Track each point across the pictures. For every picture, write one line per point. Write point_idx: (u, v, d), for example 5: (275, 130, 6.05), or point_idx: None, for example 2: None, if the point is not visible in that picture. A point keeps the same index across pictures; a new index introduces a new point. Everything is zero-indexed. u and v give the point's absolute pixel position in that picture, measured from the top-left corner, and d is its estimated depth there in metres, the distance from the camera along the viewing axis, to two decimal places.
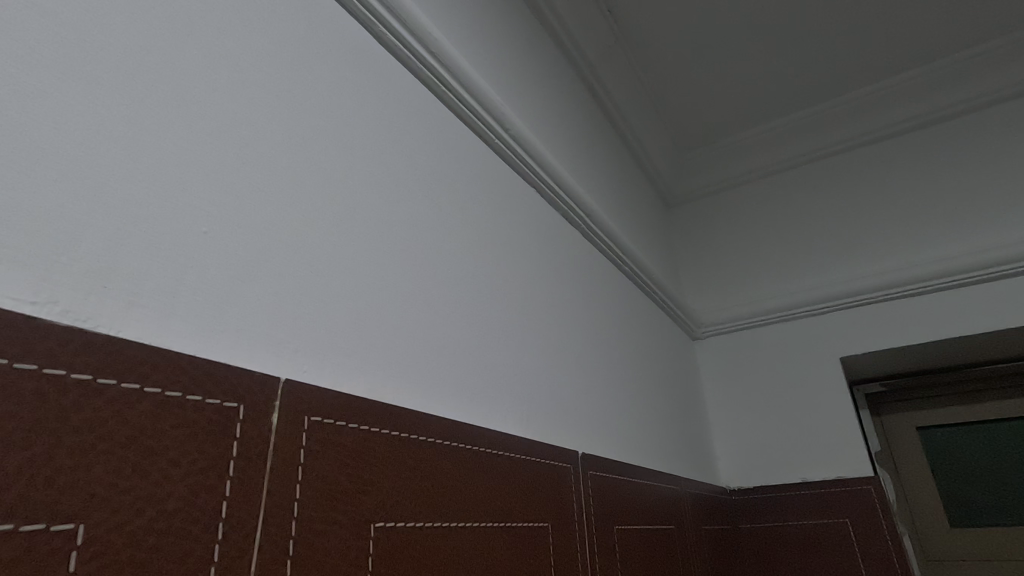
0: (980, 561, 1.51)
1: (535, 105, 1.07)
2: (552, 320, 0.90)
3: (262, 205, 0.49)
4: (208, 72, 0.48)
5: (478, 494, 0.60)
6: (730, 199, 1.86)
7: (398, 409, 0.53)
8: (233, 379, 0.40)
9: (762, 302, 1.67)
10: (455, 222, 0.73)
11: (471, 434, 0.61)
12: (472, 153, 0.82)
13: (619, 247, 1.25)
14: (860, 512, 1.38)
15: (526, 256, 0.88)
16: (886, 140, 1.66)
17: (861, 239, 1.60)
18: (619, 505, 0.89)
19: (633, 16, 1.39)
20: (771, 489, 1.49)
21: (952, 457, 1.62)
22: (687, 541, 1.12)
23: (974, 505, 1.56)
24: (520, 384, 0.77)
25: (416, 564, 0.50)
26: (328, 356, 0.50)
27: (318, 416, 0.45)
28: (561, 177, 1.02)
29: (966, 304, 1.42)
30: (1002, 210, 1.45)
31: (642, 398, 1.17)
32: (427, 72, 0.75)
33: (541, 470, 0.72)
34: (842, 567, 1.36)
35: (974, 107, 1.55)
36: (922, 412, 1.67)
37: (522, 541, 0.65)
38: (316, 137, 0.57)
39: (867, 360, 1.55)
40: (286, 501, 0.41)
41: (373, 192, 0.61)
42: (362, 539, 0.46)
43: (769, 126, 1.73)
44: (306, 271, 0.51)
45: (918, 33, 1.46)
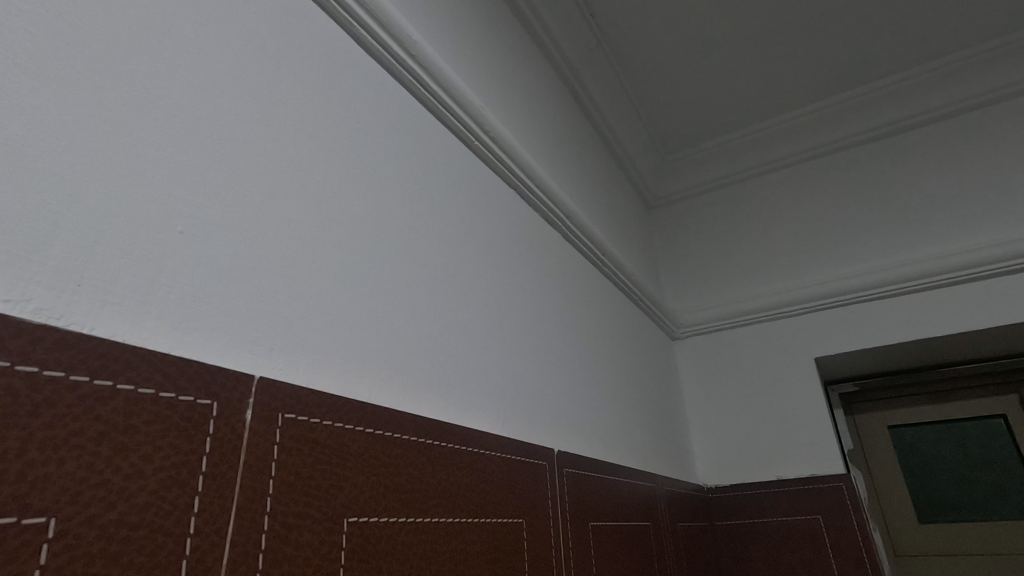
0: (945, 555, 1.56)
1: (514, 109, 1.08)
2: (530, 322, 0.92)
3: (238, 208, 0.49)
4: (185, 72, 0.49)
5: (457, 492, 0.62)
6: (710, 201, 1.89)
7: (373, 406, 0.54)
8: (208, 376, 0.41)
9: (741, 302, 1.70)
10: (434, 224, 0.75)
11: (445, 431, 0.62)
12: (452, 155, 0.83)
13: (599, 248, 1.27)
14: (834, 508, 1.41)
15: (504, 257, 0.90)
16: (862, 145, 1.70)
17: (838, 240, 1.64)
18: (594, 503, 0.91)
19: (614, 20, 1.42)
20: (745, 487, 1.53)
21: (922, 454, 1.67)
22: (662, 537, 1.14)
23: (941, 501, 1.61)
24: (497, 382, 0.78)
25: (389, 558, 0.51)
26: (304, 353, 0.51)
27: (293, 412, 0.46)
28: (540, 178, 1.04)
29: (934, 305, 1.46)
30: (971, 214, 1.49)
31: (619, 398, 1.18)
32: (408, 76, 0.76)
33: (517, 467, 0.74)
34: (815, 562, 1.39)
35: (945, 115, 1.60)
36: (893, 411, 1.73)
37: (499, 538, 0.66)
38: (294, 138, 0.57)
39: (846, 362, 1.60)
40: (261, 496, 0.42)
41: (350, 194, 0.62)
42: (334, 533, 0.47)
43: (751, 130, 1.76)
44: (284, 271, 0.52)
45: (894, 41, 1.50)
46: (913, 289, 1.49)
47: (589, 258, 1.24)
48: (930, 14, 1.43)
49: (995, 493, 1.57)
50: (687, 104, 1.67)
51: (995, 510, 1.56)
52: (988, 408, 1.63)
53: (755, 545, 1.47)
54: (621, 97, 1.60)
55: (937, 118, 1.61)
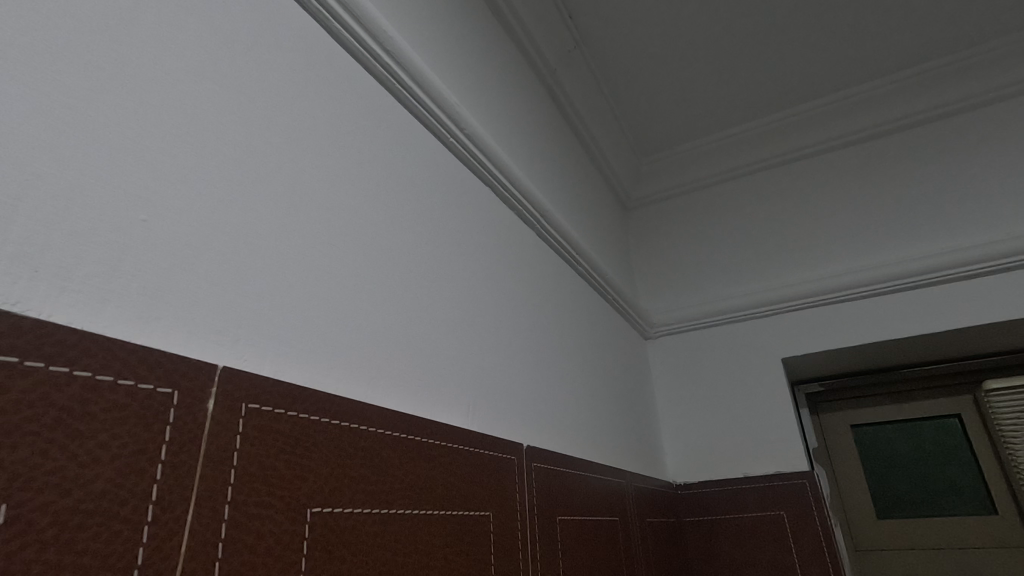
0: (902, 549, 1.62)
1: (489, 107, 1.09)
2: (502, 318, 0.93)
3: (204, 196, 0.49)
4: (152, 60, 0.48)
5: (424, 483, 0.63)
6: (685, 203, 1.92)
7: (339, 398, 0.54)
8: (170, 365, 0.40)
9: (711, 303, 1.74)
10: (406, 219, 0.75)
11: (414, 425, 0.63)
12: (426, 151, 0.84)
13: (573, 246, 1.28)
14: (798, 505, 1.45)
15: (476, 252, 0.91)
16: (829, 152, 1.75)
17: (804, 244, 1.69)
18: (562, 498, 0.93)
19: (592, 21, 1.43)
20: (712, 484, 1.57)
21: (882, 452, 1.72)
22: (630, 531, 1.16)
23: (900, 498, 1.67)
24: (466, 376, 0.79)
25: (353, 549, 0.52)
26: (270, 344, 0.51)
27: (257, 403, 0.46)
28: (514, 176, 1.05)
29: (895, 308, 1.52)
30: (930, 221, 1.55)
31: (589, 394, 1.20)
32: (384, 72, 0.77)
33: (486, 460, 0.75)
34: (778, 557, 1.44)
35: (908, 124, 1.66)
36: (856, 410, 1.78)
37: (465, 530, 0.67)
38: (263, 129, 0.57)
39: (811, 362, 1.65)
40: (221, 485, 0.42)
41: (320, 186, 0.62)
42: (297, 524, 0.47)
43: (724, 135, 1.80)
44: (249, 261, 0.52)
45: (861, 52, 1.55)
46: (876, 292, 1.54)
47: (563, 256, 1.26)
48: (896, 26, 1.48)
49: (950, 490, 1.63)
50: (662, 107, 1.70)
51: (949, 506, 1.62)
52: (945, 408, 1.69)
53: (721, 540, 1.51)
54: (598, 98, 1.62)
55: (903, 127, 1.66)
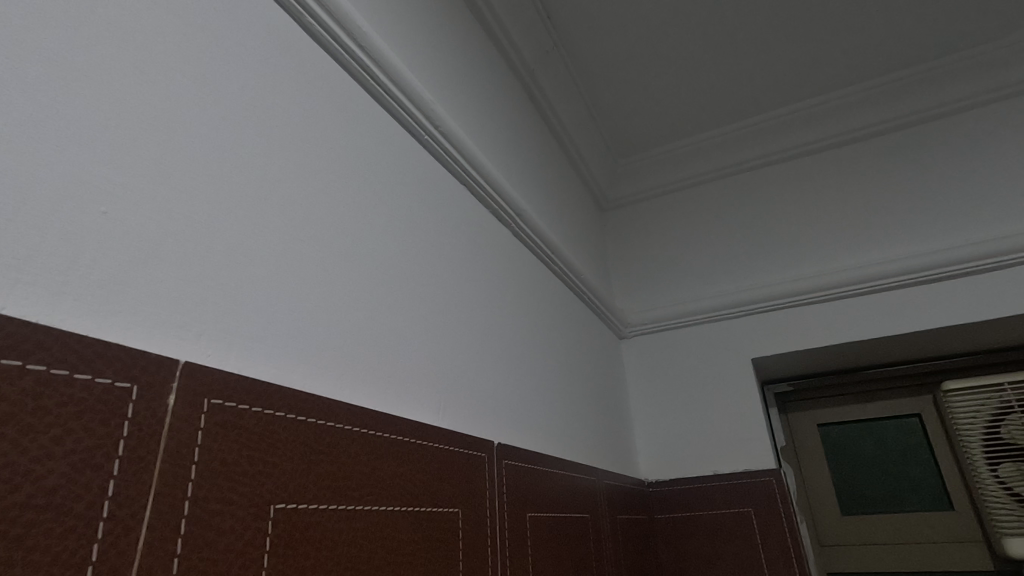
0: (864, 545, 1.67)
1: (467, 106, 1.09)
2: (475, 317, 0.93)
3: (167, 188, 0.49)
4: (116, 48, 0.48)
5: (393, 479, 0.63)
6: (661, 205, 1.95)
7: (307, 394, 0.54)
8: (129, 359, 0.40)
9: (684, 304, 1.77)
10: (378, 216, 0.75)
11: (382, 422, 0.63)
12: (400, 148, 0.84)
13: (548, 246, 1.30)
14: (765, 502, 1.49)
15: (450, 251, 0.91)
16: (799, 157, 1.79)
17: (774, 246, 1.73)
18: (533, 496, 0.94)
19: (570, 22, 1.45)
20: (683, 481, 1.60)
21: (847, 451, 1.77)
22: (601, 528, 1.18)
23: (863, 495, 1.72)
24: (438, 373, 0.79)
25: (318, 545, 0.52)
26: (235, 339, 0.51)
27: (219, 398, 0.46)
28: (489, 175, 1.06)
29: (861, 310, 1.56)
30: (895, 226, 1.61)
31: (563, 393, 1.22)
32: (356, 65, 0.76)
33: (457, 458, 0.75)
34: (746, 552, 1.47)
35: (875, 132, 1.71)
36: (822, 409, 1.83)
37: (435, 526, 0.68)
38: (232, 122, 0.57)
39: (779, 363, 1.69)
40: (182, 481, 0.41)
41: (291, 181, 0.62)
42: (260, 520, 0.47)
43: (699, 138, 1.83)
44: (214, 255, 0.51)
45: (831, 60, 1.59)
46: (843, 295, 1.58)
47: (538, 256, 1.27)
48: (865, 37, 1.52)
49: (910, 487, 1.69)
50: (639, 109, 1.73)
51: (909, 503, 1.67)
52: (906, 408, 1.75)
53: (690, 537, 1.54)
54: (575, 98, 1.63)
55: (871, 134, 1.71)
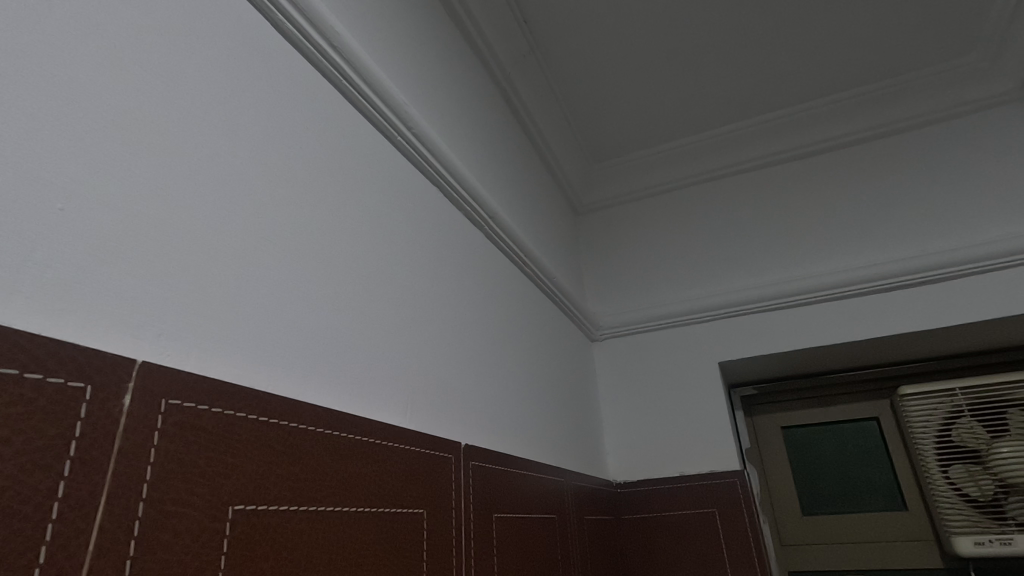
0: (822, 544, 1.73)
1: (441, 108, 1.10)
2: (446, 319, 0.94)
3: (128, 184, 0.48)
4: (77, 41, 0.47)
5: (356, 479, 0.63)
6: (634, 209, 1.98)
7: (269, 395, 0.54)
8: (84, 359, 0.39)
9: (654, 308, 1.80)
10: (347, 216, 0.75)
11: (346, 423, 0.63)
12: (372, 149, 0.84)
13: (521, 249, 1.31)
14: (729, 503, 1.53)
15: (421, 252, 0.92)
16: (767, 166, 1.84)
17: (742, 252, 1.77)
18: (499, 496, 0.94)
19: (546, 27, 1.46)
20: (651, 483, 1.63)
21: (809, 453, 1.83)
22: (567, 528, 1.19)
23: (822, 496, 1.77)
24: (406, 375, 0.79)
25: (277, 546, 0.51)
26: (195, 340, 0.50)
27: (178, 398, 0.46)
28: (462, 178, 1.06)
29: (822, 317, 1.61)
30: (856, 235, 1.66)
31: (533, 395, 1.23)
32: (329, 67, 0.76)
33: (424, 459, 0.76)
34: (709, 551, 1.51)
35: (839, 144, 1.76)
36: (785, 412, 1.88)
37: (399, 527, 0.68)
38: (198, 121, 0.56)
39: (744, 367, 1.73)
40: (137, 483, 0.41)
41: (257, 179, 0.62)
42: (218, 522, 0.46)
43: (672, 145, 1.87)
44: (174, 254, 0.50)
45: (799, 73, 1.63)
46: (806, 301, 1.63)
47: (511, 259, 1.28)
48: (830, 53, 1.57)
49: (867, 489, 1.75)
50: (613, 115, 1.75)
51: (866, 503, 1.73)
52: (865, 411, 1.81)
53: (656, 537, 1.57)
54: (550, 102, 1.65)
55: (836, 146, 1.77)
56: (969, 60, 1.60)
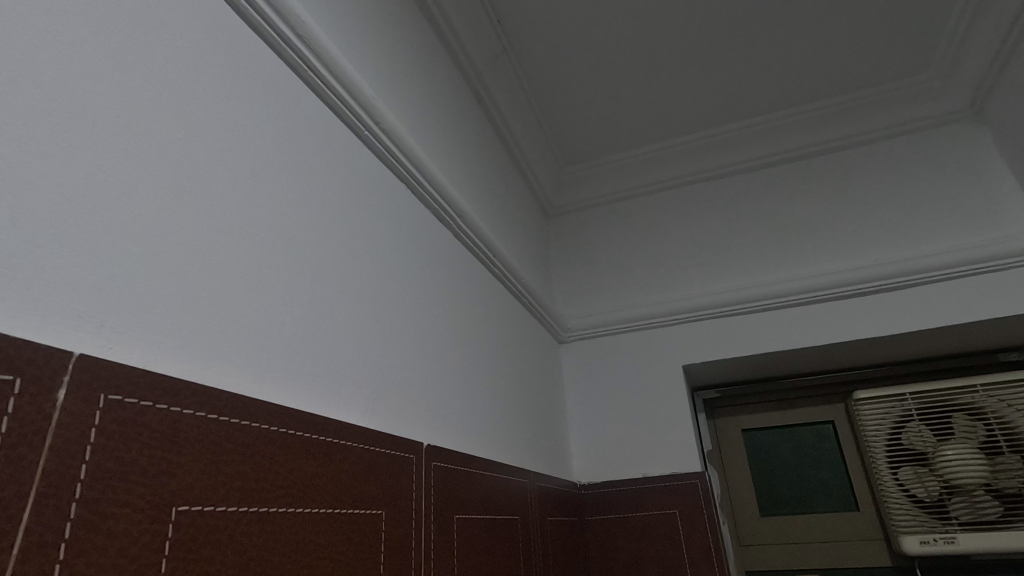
0: (778, 544, 1.77)
1: (411, 105, 1.09)
2: (411, 317, 0.93)
3: (69, 167, 0.45)
4: (17, 14, 0.44)
5: (311, 479, 0.61)
6: (604, 213, 2.00)
7: (219, 391, 0.52)
8: (15, 350, 0.37)
9: (620, 311, 1.82)
10: (310, 210, 0.73)
11: (302, 421, 0.61)
12: (337, 142, 0.82)
13: (490, 249, 1.31)
14: (690, 504, 1.55)
15: (386, 249, 0.90)
16: (733, 175, 1.88)
17: (708, 258, 1.81)
18: (461, 497, 0.94)
19: (519, 28, 1.46)
20: (614, 484, 1.64)
21: (767, 455, 1.87)
22: (530, 529, 1.19)
23: (779, 497, 1.82)
24: (368, 374, 0.78)
25: (223, 548, 0.49)
26: (140, 333, 0.48)
27: (119, 394, 0.43)
28: (431, 175, 1.05)
29: (782, 322, 1.66)
30: (815, 244, 1.71)
31: (499, 395, 1.23)
32: (295, 57, 0.75)
33: (384, 459, 0.74)
34: (670, 551, 1.53)
35: (802, 155, 1.81)
36: (746, 415, 1.93)
37: (356, 529, 0.66)
38: (149, 105, 0.54)
39: (707, 370, 1.76)
40: (69, 482, 0.39)
41: (212, 167, 0.59)
42: (160, 524, 0.44)
43: (641, 151, 1.89)
44: (119, 241, 0.48)
45: (765, 83, 1.67)
46: (766, 307, 1.67)
47: (479, 258, 1.27)
48: (795, 66, 1.61)
49: (822, 490, 1.80)
50: (584, 119, 1.76)
51: (820, 504, 1.78)
52: (821, 415, 1.86)
53: (618, 538, 1.58)
54: (522, 104, 1.65)
55: (799, 157, 1.82)
56: (923, 79, 1.66)
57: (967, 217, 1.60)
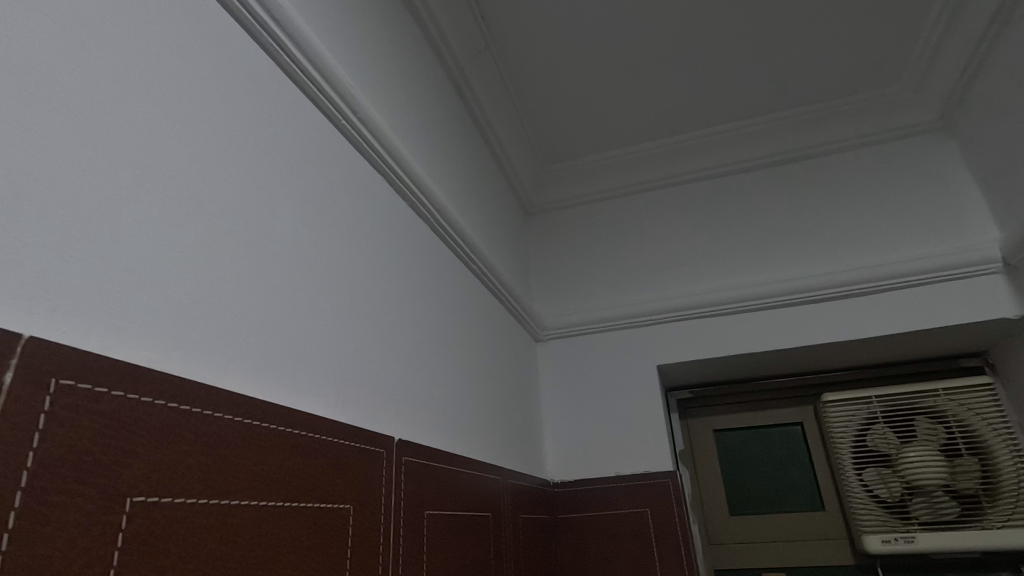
0: (747, 543, 1.80)
1: (391, 96, 1.07)
2: (386, 311, 0.92)
3: (23, 141, 0.43)
4: None
5: (277, 472, 0.60)
6: (583, 213, 2.00)
7: (181, 379, 0.50)
8: None
9: (598, 311, 1.83)
10: (283, 199, 0.72)
11: (269, 412, 0.60)
12: (313, 131, 0.81)
13: (468, 245, 1.30)
14: (661, 502, 1.57)
15: (362, 242, 0.89)
16: (711, 178, 1.90)
17: (685, 260, 1.83)
18: (433, 493, 0.93)
19: (502, 23, 1.45)
20: (587, 482, 1.65)
21: (738, 456, 1.90)
22: (501, 527, 1.19)
23: (748, 497, 1.85)
24: (340, 368, 0.76)
25: (181, 541, 0.48)
26: (98, 318, 0.46)
27: (71, 379, 0.42)
28: (411, 169, 1.04)
29: (755, 325, 1.68)
30: (790, 248, 1.74)
31: (474, 392, 1.22)
32: (268, 38, 0.73)
33: (353, 453, 0.73)
34: (640, 549, 1.55)
35: (778, 161, 1.84)
36: (718, 416, 1.96)
37: (323, 524, 0.65)
38: (113, 82, 0.52)
39: (681, 371, 1.78)
40: (13, 470, 0.37)
41: (179, 149, 0.58)
42: (114, 516, 0.43)
43: (622, 152, 1.90)
44: (76, 221, 0.46)
45: (744, 89, 1.69)
46: (741, 309, 1.70)
47: (457, 254, 1.26)
48: (773, 72, 1.64)
49: (789, 490, 1.83)
50: (566, 118, 1.76)
51: (787, 504, 1.82)
52: (791, 416, 1.90)
53: (590, 536, 1.59)
54: (504, 100, 1.65)
55: (775, 162, 1.84)
56: (895, 90, 1.71)
57: (935, 226, 1.64)
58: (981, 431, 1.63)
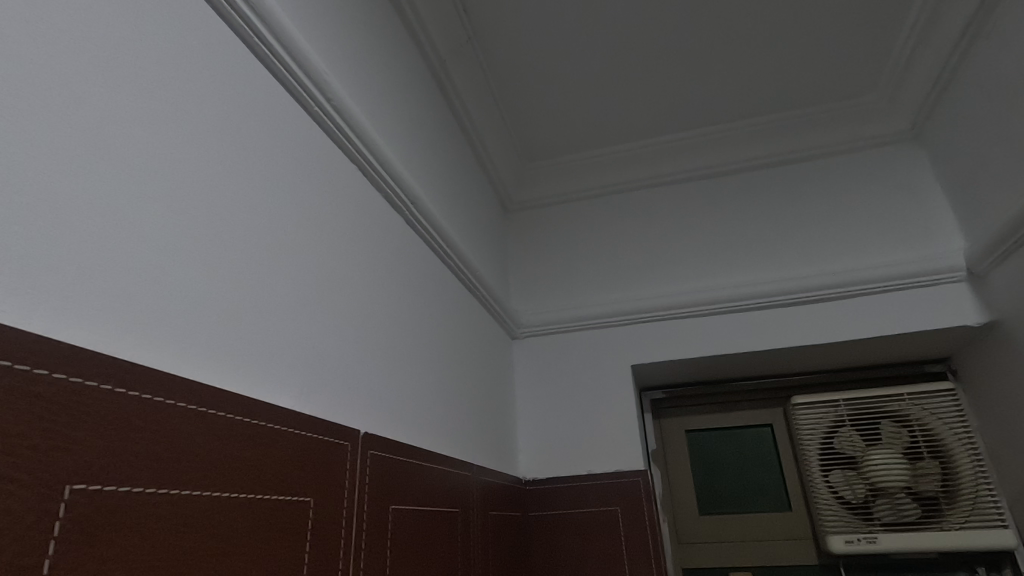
0: (715, 542, 1.82)
1: (368, 86, 1.06)
2: (355, 302, 0.90)
3: None
4: None
5: (233, 462, 0.58)
6: (563, 211, 2.00)
7: (131, 363, 0.48)
8: None
9: (574, 309, 1.83)
10: (250, 184, 0.70)
11: (227, 401, 0.58)
12: (283, 116, 0.79)
13: (444, 239, 1.28)
14: (632, 501, 1.58)
15: (333, 231, 0.87)
16: (689, 180, 1.91)
17: (662, 260, 1.84)
18: (400, 488, 0.92)
19: (485, 18, 1.44)
20: (559, 480, 1.65)
21: (709, 456, 1.92)
22: (470, 524, 1.18)
23: (718, 496, 1.87)
24: (305, 358, 0.75)
25: (125, 532, 0.46)
26: (43, 298, 0.44)
27: (10, 359, 0.40)
28: (385, 159, 1.03)
29: (729, 327, 1.70)
30: (764, 252, 1.76)
31: (446, 387, 1.21)
32: (236, 17, 0.71)
33: (316, 445, 0.72)
34: (609, 548, 1.55)
35: (755, 165, 1.86)
36: (690, 416, 1.98)
37: (282, 516, 0.64)
38: (68, 53, 0.50)
39: (655, 371, 1.80)
40: None
41: (138, 127, 0.56)
42: (52, 503, 0.41)
43: (603, 151, 1.90)
44: (20, 194, 0.44)
45: (724, 92, 1.70)
46: (715, 311, 1.71)
47: (433, 248, 1.25)
48: (752, 77, 1.66)
49: (758, 490, 1.86)
50: (547, 115, 1.76)
51: (756, 504, 1.84)
52: (761, 418, 1.93)
53: (560, 534, 1.59)
54: (485, 94, 1.63)
55: (752, 166, 1.86)
56: (870, 99, 1.74)
57: (905, 233, 1.68)
58: (942, 435, 1.68)
